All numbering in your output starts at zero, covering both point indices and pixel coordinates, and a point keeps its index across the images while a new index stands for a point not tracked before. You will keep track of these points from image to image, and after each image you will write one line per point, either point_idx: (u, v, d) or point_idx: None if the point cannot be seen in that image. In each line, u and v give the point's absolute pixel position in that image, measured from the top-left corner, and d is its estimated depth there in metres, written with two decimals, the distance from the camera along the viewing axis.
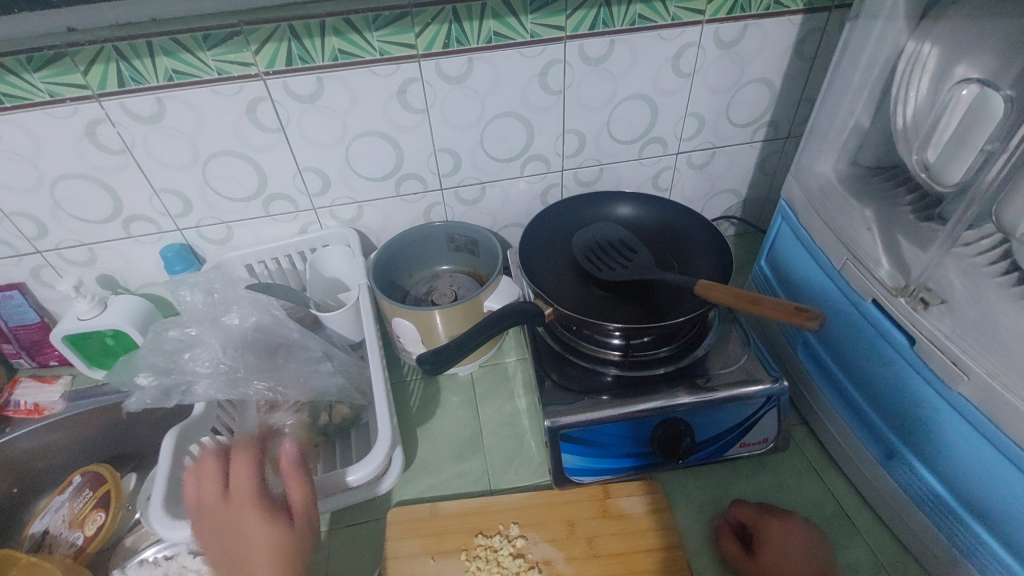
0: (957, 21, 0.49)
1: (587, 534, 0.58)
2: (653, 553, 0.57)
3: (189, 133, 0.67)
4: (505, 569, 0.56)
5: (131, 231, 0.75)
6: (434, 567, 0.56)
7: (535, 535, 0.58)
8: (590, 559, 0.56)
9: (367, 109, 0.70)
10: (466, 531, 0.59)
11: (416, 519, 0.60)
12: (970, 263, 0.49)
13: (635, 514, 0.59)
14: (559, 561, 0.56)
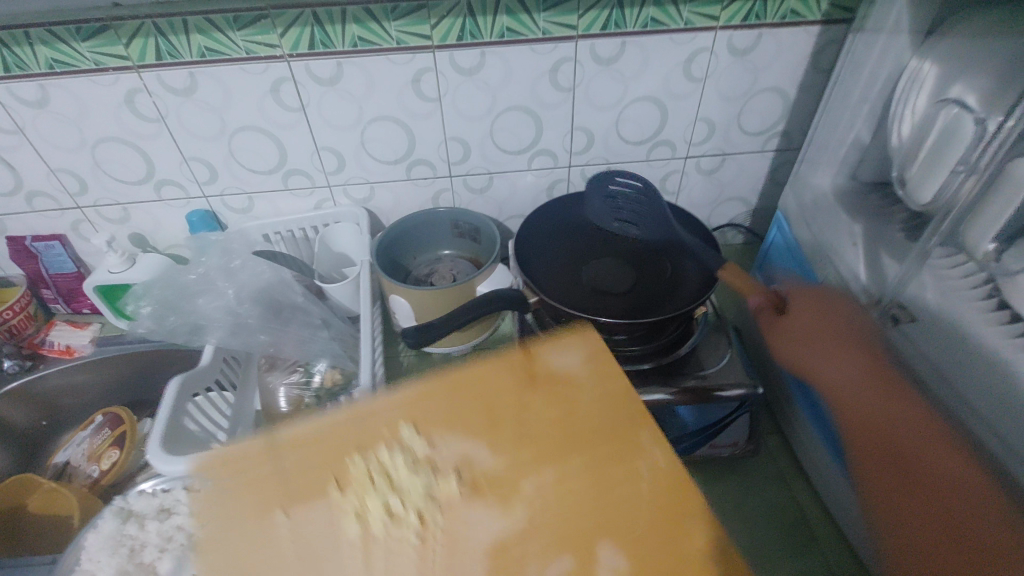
0: (959, 40, 0.48)
1: (496, 412, 0.52)
2: (590, 422, 0.51)
3: (218, 106, 0.72)
4: (399, 494, 0.47)
5: (161, 195, 0.81)
6: (290, 523, 0.46)
7: (435, 432, 0.51)
8: (519, 448, 0.50)
9: (382, 94, 0.73)
10: (339, 451, 0.50)
11: (246, 469, 0.49)
12: (949, 283, 0.47)
13: (577, 373, 0.55)
14: (482, 456, 0.49)
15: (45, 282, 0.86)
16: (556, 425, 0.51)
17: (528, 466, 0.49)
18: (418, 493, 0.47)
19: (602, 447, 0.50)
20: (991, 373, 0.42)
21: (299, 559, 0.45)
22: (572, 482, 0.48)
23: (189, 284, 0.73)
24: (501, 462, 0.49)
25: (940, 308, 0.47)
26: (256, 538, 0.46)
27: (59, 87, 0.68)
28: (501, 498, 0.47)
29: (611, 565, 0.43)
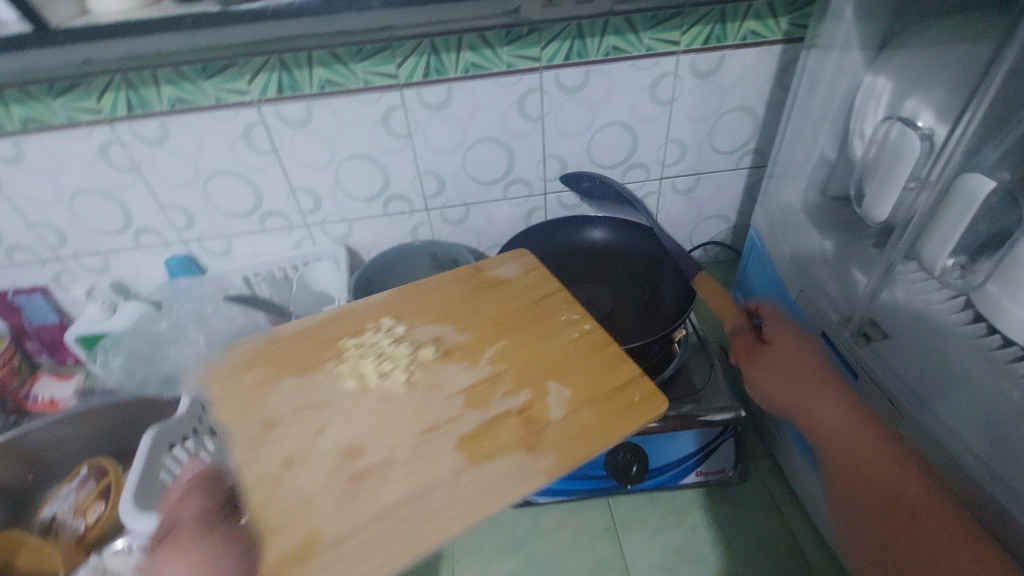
0: (910, 55, 0.49)
1: (463, 305, 0.61)
2: (541, 305, 0.60)
3: (191, 154, 0.73)
4: (392, 355, 0.56)
5: (140, 242, 0.81)
6: (296, 386, 0.54)
7: (413, 321, 0.60)
8: (481, 325, 0.59)
9: (353, 133, 0.74)
10: (328, 341, 0.58)
11: (248, 357, 0.57)
12: (923, 295, 0.49)
13: (513, 277, 0.64)
14: (450, 334, 0.58)
15: (28, 335, 0.87)
16: (510, 307, 0.60)
17: (492, 337, 0.57)
18: (406, 355, 0.56)
19: (539, 322, 0.58)
20: (968, 396, 0.42)
21: (308, 412, 0.52)
22: (527, 348, 0.56)
23: (160, 336, 0.78)
24: (467, 337, 0.57)
25: (916, 327, 0.48)
26: (265, 400, 0.53)
27: (35, 143, 0.69)
28: (468, 357, 0.56)
29: (557, 395, 0.51)
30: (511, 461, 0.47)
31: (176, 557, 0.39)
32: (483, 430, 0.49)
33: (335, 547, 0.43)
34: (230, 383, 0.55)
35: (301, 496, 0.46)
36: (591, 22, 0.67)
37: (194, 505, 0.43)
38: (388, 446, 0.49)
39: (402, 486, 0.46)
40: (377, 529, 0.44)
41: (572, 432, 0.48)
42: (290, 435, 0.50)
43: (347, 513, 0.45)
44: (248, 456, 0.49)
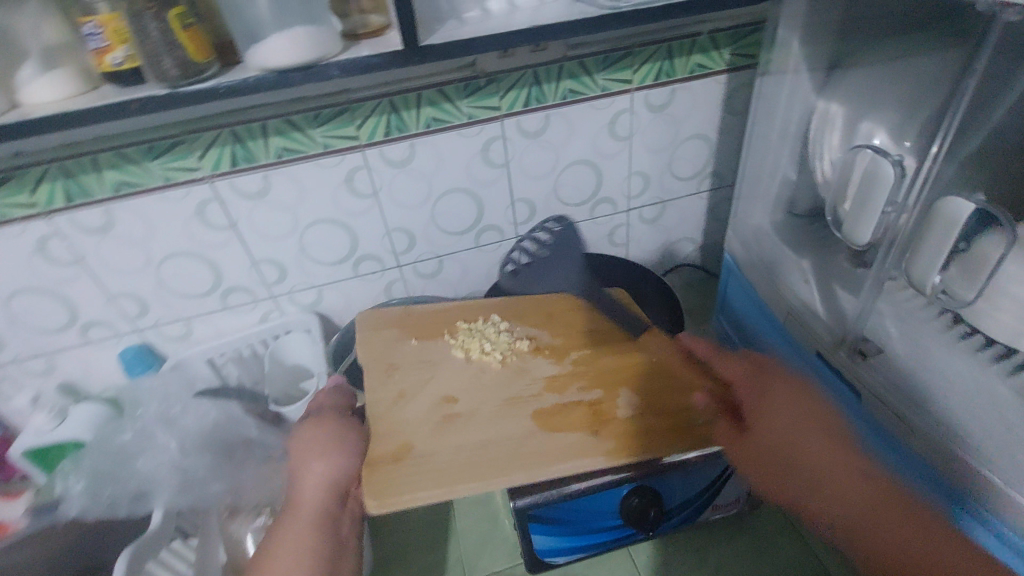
0: (858, 81, 0.51)
1: (548, 312, 0.71)
2: (624, 321, 0.69)
3: (140, 239, 0.68)
4: (495, 341, 0.66)
5: (89, 337, 0.75)
6: (420, 349, 0.66)
7: (520, 324, 0.70)
8: (571, 332, 0.68)
9: (316, 199, 0.71)
10: (449, 323, 0.70)
11: (388, 318, 0.70)
12: (906, 306, 0.51)
13: (606, 306, 0.71)
14: (545, 337, 0.67)
15: None
16: (595, 325, 0.68)
17: (577, 344, 0.66)
18: (506, 344, 0.66)
19: (621, 338, 0.66)
20: (967, 405, 0.44)
21: (420, 384, 0.62)
22: (607, 357, 0.64)
23: (125, 447, 0.67)
24: (557, 339, 0.67)
25: (906, 341, 0.49)
26: (391, 353, 0.66)
27: None
28: (554, 356, 0.65)
29: (628, 401, 0.58)
30: (573, 437, 0.55)
31: (322, 425, 0.58)
32: (560, 410, 0.58)
33: (419, 460, 0.54)
34: (372, 318, 0.70)
35: (402, 423, 0.58)
36: (546, 69, 0.68)
37: (328, 402, 0.62)
38: (479, 401, 0.60)
39: (474, 433, 0.56)
40: (451, 457, 0.54)
41: (635, 426, 0.56)
42: (405, 382, 0.63)
43: (435, 443, 0.56)
44: (375, 387, 0.62)
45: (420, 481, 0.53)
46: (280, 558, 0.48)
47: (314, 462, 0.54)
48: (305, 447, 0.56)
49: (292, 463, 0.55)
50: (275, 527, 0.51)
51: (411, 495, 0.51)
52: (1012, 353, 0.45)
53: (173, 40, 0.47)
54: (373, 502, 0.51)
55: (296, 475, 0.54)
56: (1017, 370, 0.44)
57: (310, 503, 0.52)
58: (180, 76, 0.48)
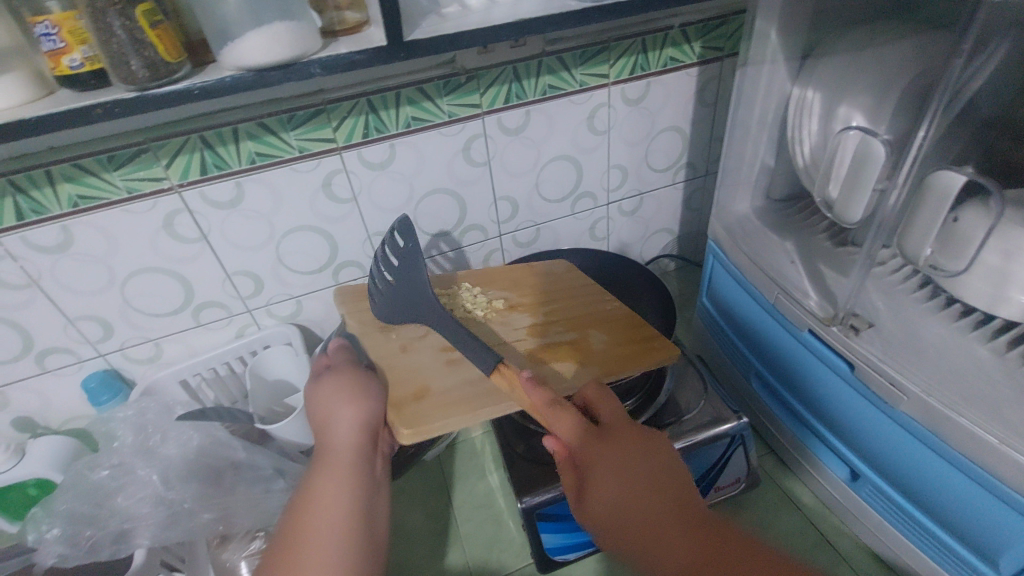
0: (832, 67, 0.53)
1: (519, 277, 0.71)
2: (588, 284, 0.70)
3: (102, 257, 0.63)
4: (472, 304, 0.66)
5: (47, 366, 0.69)
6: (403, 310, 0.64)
7: (489, 287, 0.70)
8: (540, 292, 0.69)
9: (292, 206, 0.68)
10: None
11: (369, 290, 0.68)
12: (886, 282, 0.54)
13: (562, 269, 0.73)
14: (515, 298, 0.68)
15: None
16: (558, 284, 0.70)
17: (548, 299, 0.68)
18: (484, 306, 0.66)
19: (587, 293, 0.69)
20: (954, 367, 0.46)
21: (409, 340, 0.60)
22: (579, 307, 0.66)
23: (101, 484, 0.60)
24: (529, 297, 0.68)
25: (891, 314, 0.51)
26: (382, 315, 0.64)
27: None
28: (530, 310, 0.66)
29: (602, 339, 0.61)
30: (563, 370, 0.57)
31: (342, 375, 0.55)
32: (545, 349, 0.60)
33: (439, 396, 0.53)
34: (349, 292, 0.68)
35: (413, 368, 0.57)
36: (525, 65, 0.68)
37: (335, 360, 0.59)
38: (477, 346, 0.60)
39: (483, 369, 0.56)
40: (469, 387, 0.54)
41: (613, 355, 0.59)
42: (403, 336, 0.61)
43: (449, 379, 0.55)
44: (375, 344, 0.60)
45: (446, 409, 0.52)
46: (326, 501, 0.47)
47: (342, 409, 0.52)
48: (329, 397, 0.54)
49: (318, 414, 0.53)
50: (314, 474, 0.49)
51: (441, 422, 0.50)
52: (989, 319, 0.49)
53: (141, 39, 0.44)
54: (406, 433, 0.50)
55: (325, 425, 0.52)
56: (995, 334, 0.47)
57: (346, 449, 0.51)
58: (148, 78, 0.45)
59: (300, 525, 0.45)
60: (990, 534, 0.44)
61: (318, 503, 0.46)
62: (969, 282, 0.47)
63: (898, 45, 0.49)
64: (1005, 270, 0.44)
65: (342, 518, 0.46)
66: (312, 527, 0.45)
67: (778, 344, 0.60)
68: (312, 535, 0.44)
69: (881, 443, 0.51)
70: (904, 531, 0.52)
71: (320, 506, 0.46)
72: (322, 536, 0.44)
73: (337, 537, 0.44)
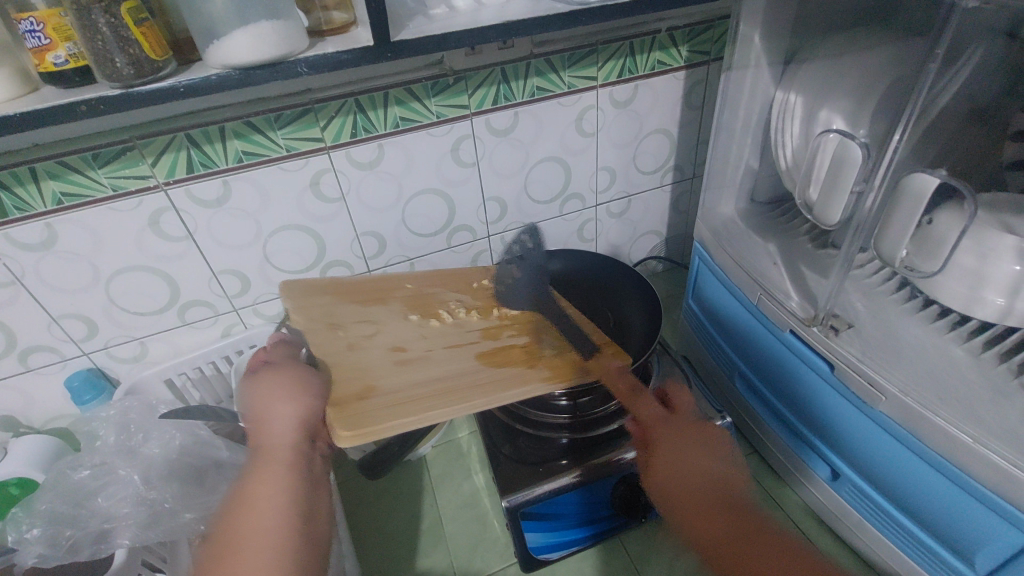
0: (813, 71, 0.54)
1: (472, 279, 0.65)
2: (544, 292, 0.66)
3: (86, 255, 0.63)
4: (422, 304, 0.60)
5: (30, 365, 0.68)
6: (350, 305, 0.58)
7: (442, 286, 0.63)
8: (493, 295, 0.63)
9: (279, 206, 0.68)
10: (373, 289, 0.60)
11: (317, 285, 0.59)
12: (866, 283, 0.55)
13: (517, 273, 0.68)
14: (469, 299, 0.62)
15: None
16: (513, 288, 0.65)
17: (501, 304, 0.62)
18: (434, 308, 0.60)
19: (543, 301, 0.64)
20: (932, 368, 0.47)
21: (351, 340, 0.54)
22: (532, 312, 0.61)
23: (82, 483, 0.59)
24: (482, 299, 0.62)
25: (870, 313, 0.52)
26: (331, 310, 0.57)
27: None
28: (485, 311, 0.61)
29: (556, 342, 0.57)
30: (516, 372, 0.51)
31: (283, 371, 0.48)
32: (497, 351, 0.54)
33: (386, 397, 0.48)
34: (298, 288, 0.58)
35: (359, 366, 0.51)
36: (514, 66, 0.68)
37: (276, 357, 0.51)
38: (429, 347, 0.54)
39: (432, 371, 0.51)
40: (419, 389, 0.49)
41: (568, 359, 0.54)
42: (351, 334, 0.55)
43: (398, 382, 0.49)
44: (319, 341, 0.53)
45: (393, 411, 0.46)
46: (264, 503, 0.39)
47: (282, 406, 0.45)
48: (265, 392, 0.46)
49: (250, 411, 0.46)
50: (247, 475, 0.41)
51: (387, 423, 0.45)
52: (964, 320, 0.50)
53: (126, 36, 0.44)
54: (346, 436, 0.44)
55: (257, 423, 0.45)
56: (969, 335, 0.48)
57: (286, 446, 0.43)
58: (133, 75, 0.45)
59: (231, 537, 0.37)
60: (968, 534, 0.45)
61: (255, 508, 0.38)
62: (946, 284, 0.47)
63: (877, 52, 0.50)
64: (979, 271, 0.45)
65: (282, 523, 0.38)
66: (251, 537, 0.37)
67: (762, 345, 0.60)
68: (249, 546, 0.36)
69: (863, 442, 0.51)
70: (888, 534, 0.52)
71: (257, 508, 0.38)
72: (260, 548, 0.37)
73: (281, 544, 0.37)
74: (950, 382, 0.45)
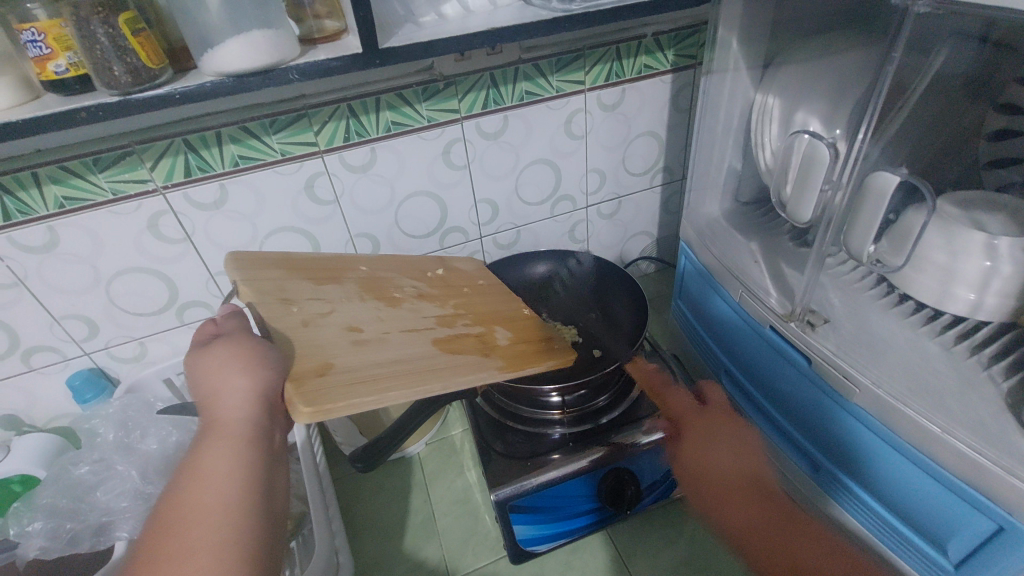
0: (791, 74, 0.56)
1: (429, 272, 0.67)
2: (496, 287, 0.68)
3: (87, 256, 0.65)
4: (382, 291, 0.59)
5: (32, 364, 0.70)
6: (305, 283, 0.56)
7: (399, 275, 0.64)
8: (448, 290, 0.64)
9: (275, 208, 0.70)
10: (325, 270, 0.59)
11: (268, 258, 0.57)
12: (843, 279, 0.57)
13: (470, 270, 0.70)
14: (424, 289, 0.63)
15: None
16: (465, 281, 0.68)
17: (452, 298, 0.63)
18: (394, 295, 0.60)
19: (491, 296, 0.66)
20: (906, 360, 0.48)
21: (307, 316, 0.51)
22: (483, 305, 0.63)
23: (82, 479, 0.61)
24: (436, 290, 0.63)
25: (848, 308, 0.54)
26: (282, 286, 0.54)
27: None
28: (439, 301, 0.61)
29: (505, 333, 0.58)
30: (470, 359, 0.52)
31: (234, 343, 0.45)
32: (452, 338, 0.55)
33: (344, 374, 0.45)
34: (246, 258, 0.56)
35: (314, 344, 0.48)
36: (502, 72, 0.70)
37: (223, 327, 0.48)
38: (385, 329, 0.53)
39: (396, 350, 0.51)
40: (382, 368, 0.47)
41: (515, 352, 0.55)
42: (305, 311, 0.52)
43: (357, 359, 0.48)
44: (272, 316, 0.49)
45: (353, 389, 0.44)
46: (209, 480, 0.36)
47: (235, 377, 0.42)
48: (216, 365, 0.43)
49: (201, 386, 0.43)
50: (198, 447, 0.39)
51: (349, 400, 0.42)
52: (938, 315, 0.51)
53: (123, 45, 0.46)
54: (305, 412, 0.41)
55: (210, 394, 0.42)
56: (943, 329, 0.50)
57: (239, 418, 0.41)
58: (130, 82, 0.47)
59: (176, 507, 0.35)
60: (942, 522, 0.46)
61: (204, 478, 0.36)
62: (919, 279, 0.49)
63: (848, 53, 0.51)
64: (951, 267, 0.46)
65: (225, 499, 0.36)
66: (198, 506, 0.35)
67: (747, 343, 0.62)
68: (195, 515, 0.34)
69: (844, 435, 0.52)
70: (870, 528, 0.53)
71: (202, 484, 0.36)
72: (206, 514, 0.35)
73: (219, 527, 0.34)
74: (927, 378, 0.46)
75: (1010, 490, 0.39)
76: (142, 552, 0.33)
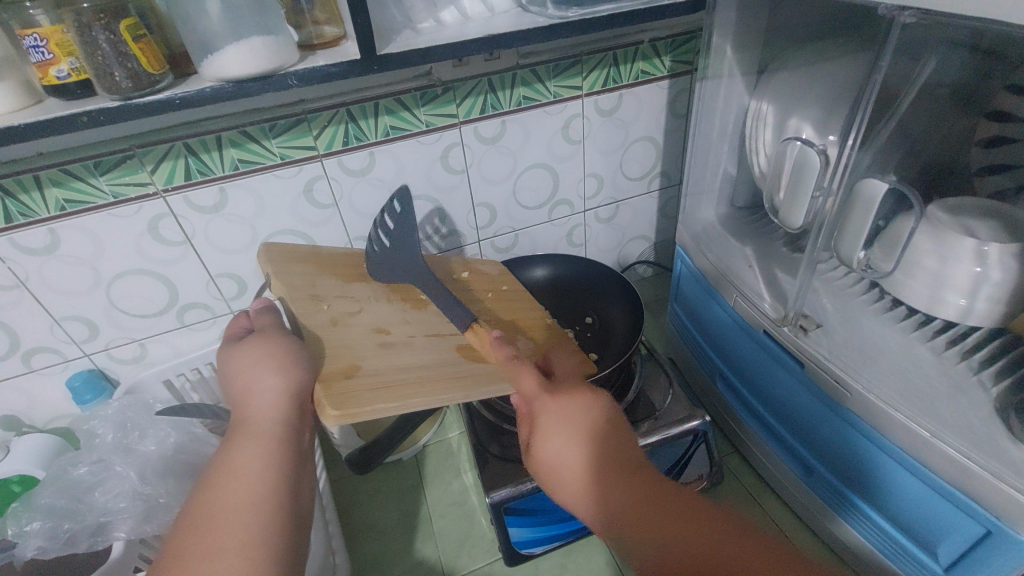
0: (784, 80, 0.56)
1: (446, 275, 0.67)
2: (524, 291, 0.68)
3: (88, 258, 0.65)
4: (411, 291, 0.60)
5: (32, 366, 0.71)
6: (338, 281, 0.57)
7: (428, 276, 0.63)
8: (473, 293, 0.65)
9: (274, 211, 0.71)
10: (355, 268, 0.59)
11: (299, 253, 0.58)
12: (836, 284, 0.57)
13: (493, 272, 0.70)
14: (450, 291, 0.63)
15: None
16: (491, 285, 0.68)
17: (477, 301, 0.63)
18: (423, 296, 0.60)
19: (517, 300, 0.66)
20: (898, 365, 0.49)
21: (336, 315, 0.52)
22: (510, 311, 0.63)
23: (81, 479, 0.62)
24: (463, 293, 0.63)
25: (842, 313, 0.54)
26: (314, 283, 0.55)
27: None
28: None
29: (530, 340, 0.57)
30: (491, 367, 0.51)
31: (270, 340, 0.47)
32: (475, 345, 0.54)
33: (369, 378, 0.46)
34: (280, 250, 0.58)
35: (341, 344, 0.49)
36: (500, 77, 0.71)
37: (255, 322, 0.52)
38: (411, 333, 0.53)
39: (417, 354, 0.51)
40: (409, 373, 0.48)
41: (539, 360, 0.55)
42: (335, 309, 0.53)
43: (381, 363, 0.48)
44: (303, 313, 0.51)
45: (377, 394, 0.45)
46: (240, 478, 0.37)
47: (268, 377, 0.43)
48: (249, 365, 0.45)
49: (236, 386, 0.44)
50: (231, 445, 0.40)
51: (373, 405, 0.44)
52: (930, 320, 0.51)
53: (124, 51, 0.46)
54: (333, 414, 0.43)
55: (243, 394, 0.43)
56: (934, 334, 0.50)
57: (270, 417, 0.42)
58: (132, 87, 0.47)
59: (208, 501, 0.36)
60: (933, 526, 0.46)
61: (237, 476, 0.37)
62: (910, 284, 0.49)
63: (840, 61, 0.52)
64: (941, 273, 0.47)
65: (257, 498, 0.37)
66: (231, 504, 0.36)
67: (742, 348, 0.62)
68: (229, 513, 0.35)
69: (838, 441, 0.52)
70: (864, 535, 0.53)
71: (236, 481, 0.37)
72: (237, 513, 0.36)
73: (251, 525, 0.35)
74: (919, 383, 0.47)
75: (998, 493, 0.39)
76: (175, 545, 0.34)
